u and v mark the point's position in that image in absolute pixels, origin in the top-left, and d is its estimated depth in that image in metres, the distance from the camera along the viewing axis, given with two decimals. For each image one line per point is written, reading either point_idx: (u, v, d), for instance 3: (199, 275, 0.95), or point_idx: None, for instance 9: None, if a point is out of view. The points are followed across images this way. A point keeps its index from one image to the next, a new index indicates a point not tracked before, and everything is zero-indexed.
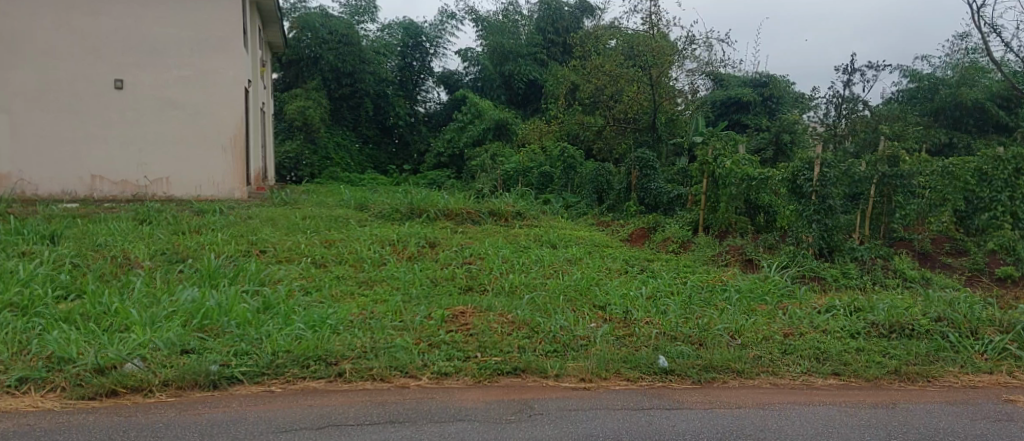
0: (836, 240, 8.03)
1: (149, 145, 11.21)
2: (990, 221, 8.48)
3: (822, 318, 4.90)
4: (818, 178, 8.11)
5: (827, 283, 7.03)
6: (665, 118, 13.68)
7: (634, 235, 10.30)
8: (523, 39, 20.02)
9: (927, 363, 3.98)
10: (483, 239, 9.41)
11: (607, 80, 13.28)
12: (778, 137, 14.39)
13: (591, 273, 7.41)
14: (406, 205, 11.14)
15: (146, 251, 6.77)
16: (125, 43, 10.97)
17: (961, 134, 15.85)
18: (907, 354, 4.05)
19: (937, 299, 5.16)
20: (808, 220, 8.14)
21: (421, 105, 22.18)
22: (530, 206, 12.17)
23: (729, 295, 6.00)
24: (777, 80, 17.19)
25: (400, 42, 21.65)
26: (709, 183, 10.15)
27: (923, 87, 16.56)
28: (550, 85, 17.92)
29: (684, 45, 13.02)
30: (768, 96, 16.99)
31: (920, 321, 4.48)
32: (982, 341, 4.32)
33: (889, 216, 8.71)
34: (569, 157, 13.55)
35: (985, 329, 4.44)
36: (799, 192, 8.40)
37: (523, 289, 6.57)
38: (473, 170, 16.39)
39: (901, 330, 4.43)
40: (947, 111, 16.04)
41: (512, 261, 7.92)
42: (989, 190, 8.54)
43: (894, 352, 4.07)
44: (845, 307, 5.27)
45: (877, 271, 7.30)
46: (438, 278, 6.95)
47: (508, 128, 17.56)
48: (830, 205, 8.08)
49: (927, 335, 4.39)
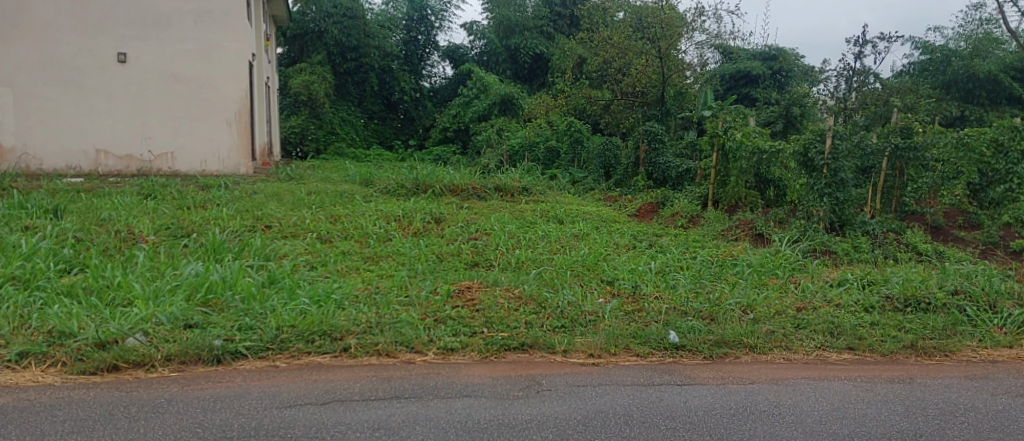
0: (847, 213, 7.92)
1: (153, 119, 11.14)
2: (1005, 193, 8.31)
3: (834, 292, 4.82)
4: (830, 151, 7.96)
5: (838, 257, 6.94)
6: (674, 92, 13.49)
7: (641, 209, 10.20)
8: (529, 12, 19.76)
9: (945, 337, 3.89)
10: (489, 215, 9.34)
11: (614, 53, 13.07)
12: (787, 110, 14.16)
13: (598, 248, 7.33)
14: (411, 180, 11.05)
15: (151, 225, 6.73)
16: (127, 16, 10.84)
17: (974, 107, 15.56)
18: (924, 328, 3.96)
19: (952, 272, 5.06)
20: (819, 194, 8.01)
21: (427, 80, 22.00)
22: (536, 181, 12.06)
23: (739, 270, 5.93)
24: (787, 53, 16.89)
25: (405, 16, 21.40)
26: (719, 158, 10.02)
27: (935, 58, 16.26)
28: (557, 59, 17.69)
29: (693, 17, 12.85)
30: (777, 69, 16.76)
31: (936, 294, 4.39)
32: (1000, 315, 4.23)
33: (901, 190, 8.53)
34: (576, 131, 13.39)
35: (1004, 303, 4.35)
36: (810, 165, 8.27)
37: (529, 264, 6.51)
38: (478, 145, 16.25)
39: (916, 303, 4.34)
40: (959, 84, 15.76)
41: (519, 237, 7.85)
42: (1005, 162, 8.38)
43: (910, 326, 3.98)
44: (858, 280, 5.19)
45: (889, 246, 7.18)
46: (444, 254, 6.90)
47: (513, 102, 17.34)
48: (842, 179, 7.95)
49: (944, 308, 4.30)
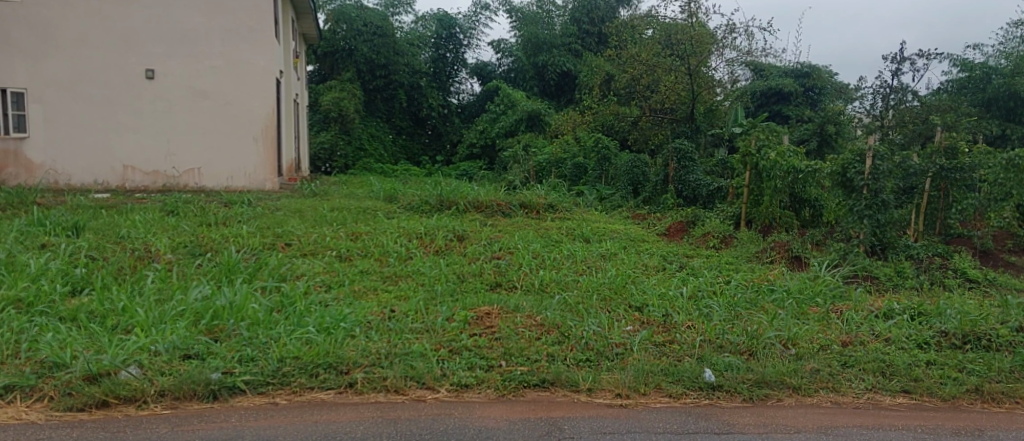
0: (888, 236, 7.53)
1: (180, 135, 11.15)
2: None
3: (883, 324, 4.45)
4: (871, 172, 7.55)
5: (881, 283, 6.53)
6: (704, 109, 13.22)
7: (671, 228, 9.88)
8: (558, 29, 19.60)
9: (1013, 381, 3.52)
10: (513, 233, 9.10)
11: (643, 70, 12.76)
12: (822, 127, 13.70)
13: (626, 270, 7.02)
14: (435, 196, 10.87)
15: (168, 243, 6.62)
16: (156, 33, 10.89)
17: (1015, 125, 14.99)
18: (988, 370, 3.59)
19: (1013, 306, 4.65)
20: (858, 215, 7.58)
21: (454, 96, 21.98)
22: (562, 197, 11.79)
23: (777, 297, 5.58)
24: (820, 70, 16.43)
25: (434, 34, 21.35)
26: (752, 177, 9.63)
27: (975, 76, 15.61)
28: (585, 75, 17.46)
29: (724, 34, 12.52)
30: (810, 86, 16.33)
31: (999, 331, 4.02)
32: None
33: (946, 211, 8.12)
34: (604, 148, 13.09)
35: None
36: (849, 186, 7.86)
37: (554, 286, 6.22)
38: (505, 161, 16.07)
39: (977, 340, 3.96)
40: (1000, 102, 15.16)
41: (543, 256, 7.57)
42: None
43: (973, 367, 3.61)
44: (907, 311, 4.81)
45: (936, 271, 6.74)
46: (465, 274, 6.65)
47: (540, 118, 17.09)
48: (884, 200, 7.52)
49: (1009, 347, 3.92)
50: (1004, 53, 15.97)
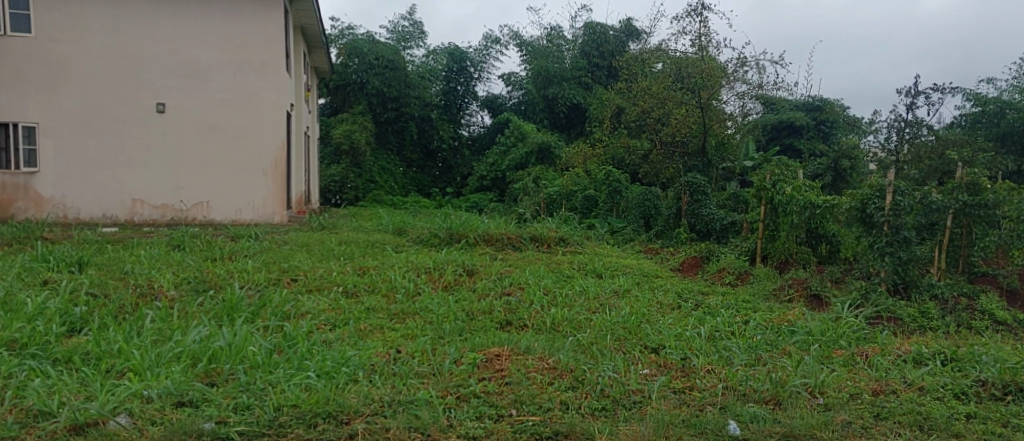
0: (911, 275, 7.23)
1: (190, 169, 11.11)
2: None
3: (914, 370, 4.23)
4: (891, 208, 7.35)
5: (905, 324, 6.28)
6: (715, 142, 12.99)
7: (684, 263, 9.67)
8: (568, 63, 19.65)
9: None
10: (523, 267, 8.93)
11: (654, 103, 12.68)
12: (836, 162, 13.53)
13: (640, 308, 6.82)
14: (445, 229, 10.74)
15: (172, 278, 6.50)
16: (169, 67, 10.95)
17: None
18: None
19: None
20: (879, 252, 7.37)
21: (465, 128, 21.97)
22: (574, 231, 11.64)
23: (799, 339, 5.36)
24: (832, 103, 16.31)
25: (445, 67, 21.44)
26: (767, 211, 9.38)
27: (988, 111, 15.43)
28: (595, 108, 17.43)
29: (734, 68, 12.43)
30: (821, 120, 16.18)
31: None
32: None
33: (968, 248, 7.88)
34: (615, 181, 12.96)
35: None
36: (869, 222, 7.65)
37: (566, 325, 6.03)
38: (515, 194, 15.97)
39: (1019, 391, 3.74)
40: (1014, 137, 14.98)
41: (554, 293, 7.38)
42: None
43: (1016, 422, 3.39)
44: (939, 356, 4.58)
45: (963, 312, 6.47)
46: (474, 311, 6.47)
47: (551, 151, 17.01)
48: (906, 237, 7.29)
49: None
50: (1017, 88, 15.82)
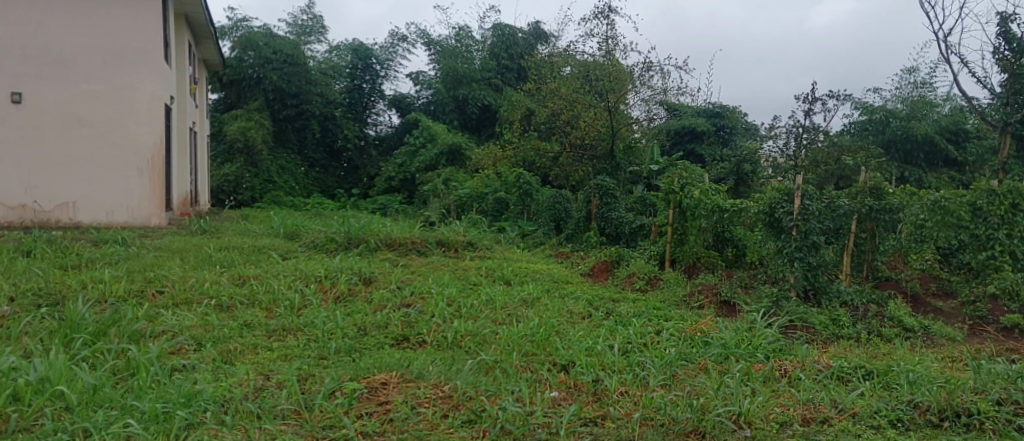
0: (820, 280, 7.11)
1: (52, 166, 9.76)
2: (987, 261, 7.42)
3: (844, 392, 3.99)
4: (800, 212, 7.23)
5: (818, 332, 6.09)
6: (623, 146, 12.83)
7: (595, 268, 9.32)
8: (477, 64, 19.11)
9: None
10: (427, 274, 8.26)
11: (563, 105, 12.37)
12: (738, 167, 13.69)
13: (550, 318, 6.32)
14: (343, 233, 9.93)
15: (4, 292, 5.45)
16: (23, 51, 9.58)
17: (912, 168, 15.41)
18: None
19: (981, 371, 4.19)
20: (789, 258, 7.21)
21: (371, 128, 20.98)
22: (483, 234, 11.11)
23: (714, 352, 5.03)
24: (732, 110, 16.61)
25: (348, 64, 20.29)
26: (676, 215, 9.18)
27: (875, 119, 15.97)
28: (505, 109, 17.01)
29: (641, 72, 12.31)
30: (721, 126, 16.39)
31: (980, 404, 3.67)
32: None
33: (872, 253, 7.88)
34: (525, 183, 12.49)
35: None
36: (777, 226, 7.52)
37: (470, 341, 5.44)
38: (424, 196, 15.28)
39: (956, 417, 3.62)
40: (897, 145, 15.64)
41: (459, 303, 6.77)
42: (986, 227, 7.45)
43: None
44: (858, 370, 4.37)
45: (873, 321, 6.36)
46: (368, 326, 5.76)
47: (461, 153, 16.43)
48: (814, 242, 7.18)
49: (991, 423, 3.56)
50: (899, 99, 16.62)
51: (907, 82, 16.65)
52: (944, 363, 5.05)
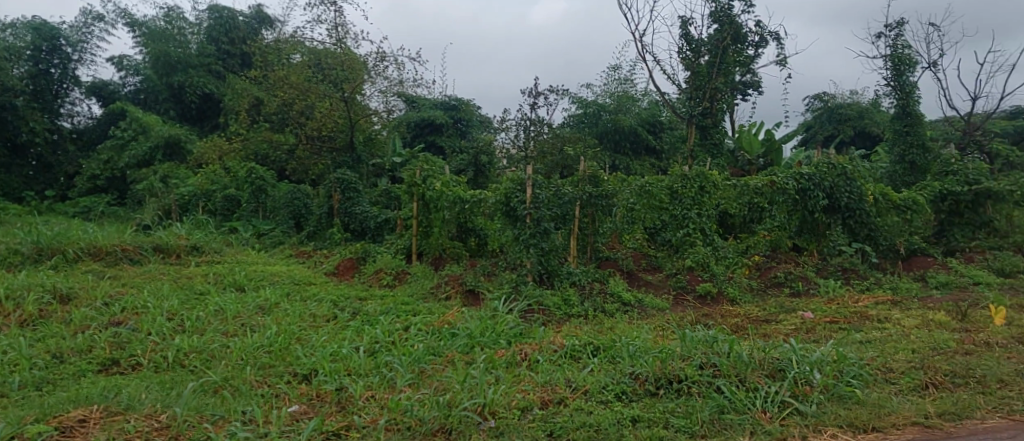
0: (553, 264, 7.60)
1: None
2: (684, 238, 8.95)
3: (578, 371, 4.33)
4: (531, 200, 7.72)
5: (552, 314, 6.54)
6: (363, 138, 12.46)
7: (340, 267, 8.90)
8: (193, 48, 17.13)
9: (715, 433, 3.62)
10: (141, 286, 7.17)
11: (295, 95, 11.63)
12: (476, 158, 14.22)
13: (291, 323, 5.86)
14: (26, 243, 8.20)
15: None
16: None
17: (622, 157, 17.33)
18: (687, 420, 3.70)
19: (687, 337, 4.74)
20: (524, 245, 7.60)
21: (65, 120, 17.79)
22: (211, 236, 10.03)
23: (460, 343, 5.08)
24: (466, 103, 17.26)
25: (27, 45, 16.78)
26: (420, 208, 9.21)
27: (589, 112, 17.81)
28: (231, 99, 15.57)
29: (375, 62, 12.01)
30: (457, 118, 16.90)
31: (688, 370, 4.21)
32: (758, 395, 4.02)
33: (594, 236, 8.62)
34: (260, 178, 11.53)
35: (753, 376, 4.18)
36: (512, 215, 7.92)
37: (196, 357, 4.81)
38: (137, 196, 13.36)
39: (669, 384, 4.13)
40: (609, 135, 17.43)
41: (184, 316, 5.98)
42: (682, 207, 9.10)
43: (673, 421, 3.68)
44: (588, 347, 4.76)
45: (598, 298, 7.01)
46: (64, 354, 4.82)
47: (182, 146, 14.71)
48: (545, 228, 7.69)
49: (696, 386, 4.11)
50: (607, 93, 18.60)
51: (611, 78, 18.60)
52: (657, 333, 5.74)
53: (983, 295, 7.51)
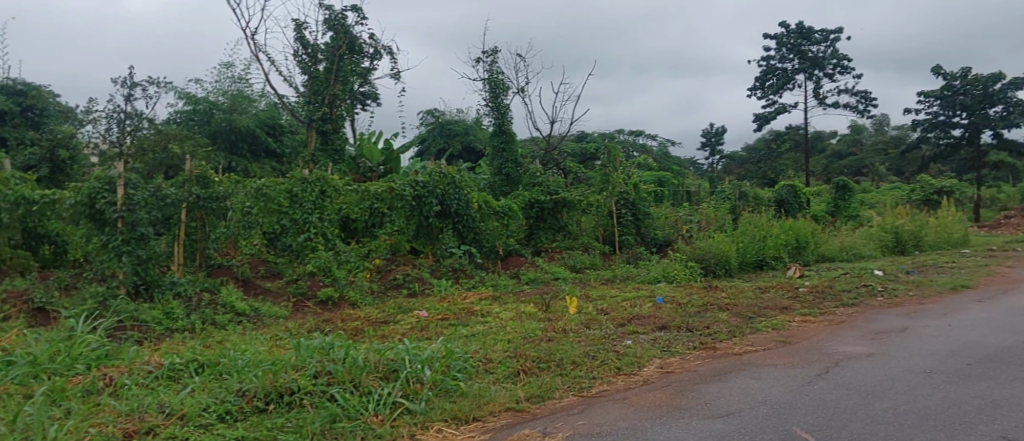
0: (151, 274, 6.61)
1: None
2: (305, 242, 8.76)
3: (176, 395, 3.85)
4: (123, 201, 6.53)
5: (150, 331, 5.65)
6: None
7: None
8: None
9: None
10: None
11: None
12: (51, 152, 11.49)
13: None
14: None
15: None
16: None
17: (239, 159, 16.07)
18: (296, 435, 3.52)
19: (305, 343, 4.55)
20: (115, 252, 6.44)
21: None
22: None
23: (17, 372, 4.00)
24: (40, 88, 15.16)
25: None
26: None
27: (200, 109, 16.21)
28: None
29: None
30: (26, 106, 14.71)
31: (301, 381, 4.03)
32: (371, 398, 4.01)
33: (204, 241, 7.94)
34: None
35: (367, 380, 4.18)
36: (99, 218, 6.62)
37: None
38: None
39: (279, 398, 3.92)
40: (223, 135, 16.01)
41: None
42: (302, 211, 8.94)
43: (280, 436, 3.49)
44: (191, 366, 4.33)
45: (206, 309, 6.36)
46: None
47: None
48: (143, 234, 6.60)
49: (309, 397, 3.96)
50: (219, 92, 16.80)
51: (224, 75, 17.08)
52: (271, 343, 5.44)
53: (561, 288, 8.91)
